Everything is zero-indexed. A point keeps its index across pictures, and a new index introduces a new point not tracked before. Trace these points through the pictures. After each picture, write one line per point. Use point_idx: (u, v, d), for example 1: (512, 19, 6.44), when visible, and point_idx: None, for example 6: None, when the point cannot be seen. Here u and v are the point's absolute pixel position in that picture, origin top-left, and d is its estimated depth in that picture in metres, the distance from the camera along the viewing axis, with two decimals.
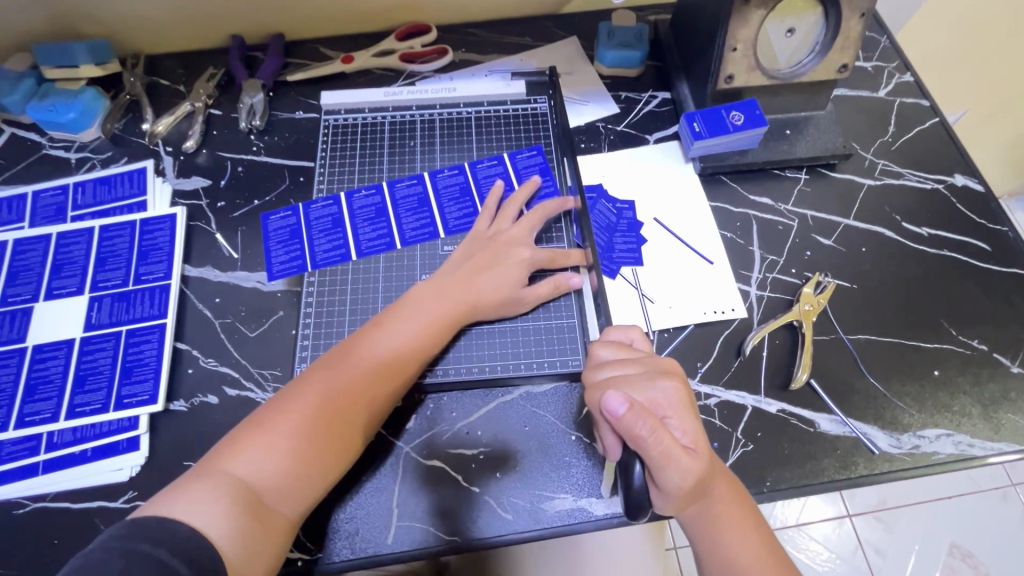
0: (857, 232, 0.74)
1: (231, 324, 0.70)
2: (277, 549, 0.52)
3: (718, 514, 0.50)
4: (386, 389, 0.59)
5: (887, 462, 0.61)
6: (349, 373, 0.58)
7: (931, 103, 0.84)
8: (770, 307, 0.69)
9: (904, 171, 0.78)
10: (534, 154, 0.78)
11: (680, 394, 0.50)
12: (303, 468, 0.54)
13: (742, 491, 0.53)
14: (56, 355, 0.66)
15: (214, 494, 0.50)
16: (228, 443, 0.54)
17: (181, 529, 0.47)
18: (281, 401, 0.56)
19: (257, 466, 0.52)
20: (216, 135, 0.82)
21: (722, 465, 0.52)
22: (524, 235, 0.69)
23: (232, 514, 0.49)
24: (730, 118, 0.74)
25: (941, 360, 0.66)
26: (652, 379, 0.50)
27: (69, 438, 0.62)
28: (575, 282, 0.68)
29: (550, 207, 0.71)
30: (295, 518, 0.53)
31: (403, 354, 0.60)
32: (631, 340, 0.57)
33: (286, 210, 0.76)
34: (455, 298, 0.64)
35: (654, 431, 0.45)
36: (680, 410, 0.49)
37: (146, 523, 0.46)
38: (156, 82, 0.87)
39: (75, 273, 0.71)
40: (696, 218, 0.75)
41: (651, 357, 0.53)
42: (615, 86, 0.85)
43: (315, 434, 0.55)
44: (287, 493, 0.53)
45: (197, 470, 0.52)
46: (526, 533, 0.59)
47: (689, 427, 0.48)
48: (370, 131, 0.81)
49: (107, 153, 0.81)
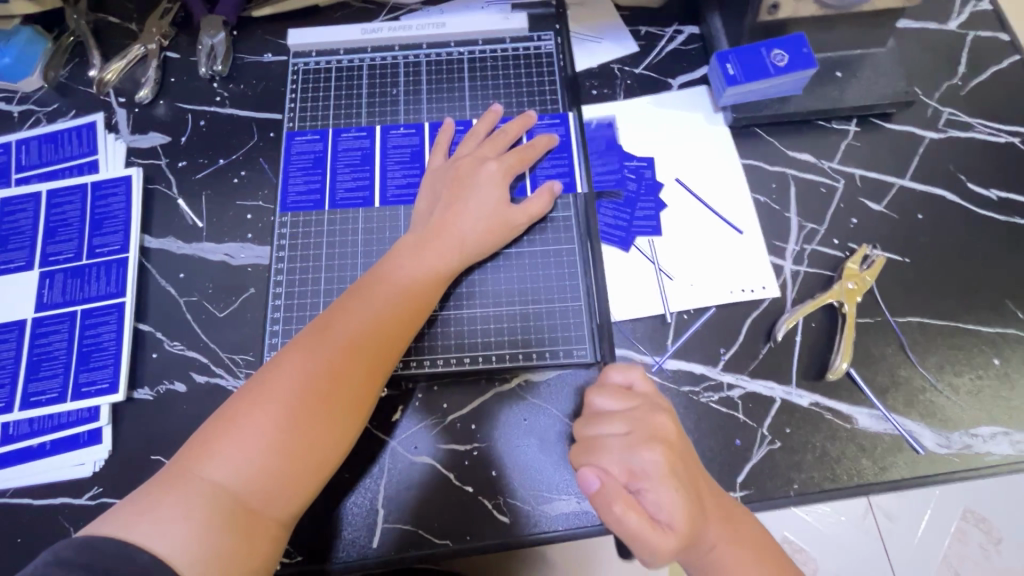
0: (913, 195, 0.64)
1: (197, 302, 0.62)
2: (265, 562, 0.46)
3: (723, 570, 0.45)
4: (377, 361, 0.52)
5: (933, 464, 0.54)
6: (330, 345, 0.51)
7: (1012, 37, 0.70)
8: (807, 285, 0.60)
9: (973, 121, 0.67)
10: (606, 123, 0.67)
11: (662, 466, 0.44)
12: (289, 464, 0.47)
13: (754, 535, 0.47)
14: (7, 339, 0.60)
15: (187, 507, 0.44)
16: (198, 442, 0.47)
17: (142, 558, 0.41)
18: (255, 388, 0.49)
19: (231, 467, 0.46)
20: (173, 84, 0.72)
21: (727, 514, 0.47)
22: (486, 157, 0.62)
23: (208, 531, 0.43)
24: (771, 58, 0.62)
25: (1002, 347, 0.58)
26: (630, 449, 0.45)
27: (25, 430, 0.57)
28: (561, 184, 0.62)
29: (511, 127, 0.64)
30: (281, 524, 0.47)
31: (391, 314, 0.54)
32: (632, 383, 0.49)
33: (314, 133, 0.68)
34: (437, 245, 0.57)
35: (618, 517, 0.42)
36: (659, 486, 0.43)
37: (106, 546, 0.41)
38: (104, 19, 0.75)
39: (23, 245, 0.64)
40: (725, 180, 0.64)
41: (643, 414, 0.47)
42: (634, 20, 0.72)
43: (296, 422, 0.48)
44: (276, 495, 0.47)
45: (169, 474, 0.46)
46: (525, 538, 0.54)
47: (670, 503, 0.43)
48: (347, 76, 0.70)
49: (54, 105, 0.71)
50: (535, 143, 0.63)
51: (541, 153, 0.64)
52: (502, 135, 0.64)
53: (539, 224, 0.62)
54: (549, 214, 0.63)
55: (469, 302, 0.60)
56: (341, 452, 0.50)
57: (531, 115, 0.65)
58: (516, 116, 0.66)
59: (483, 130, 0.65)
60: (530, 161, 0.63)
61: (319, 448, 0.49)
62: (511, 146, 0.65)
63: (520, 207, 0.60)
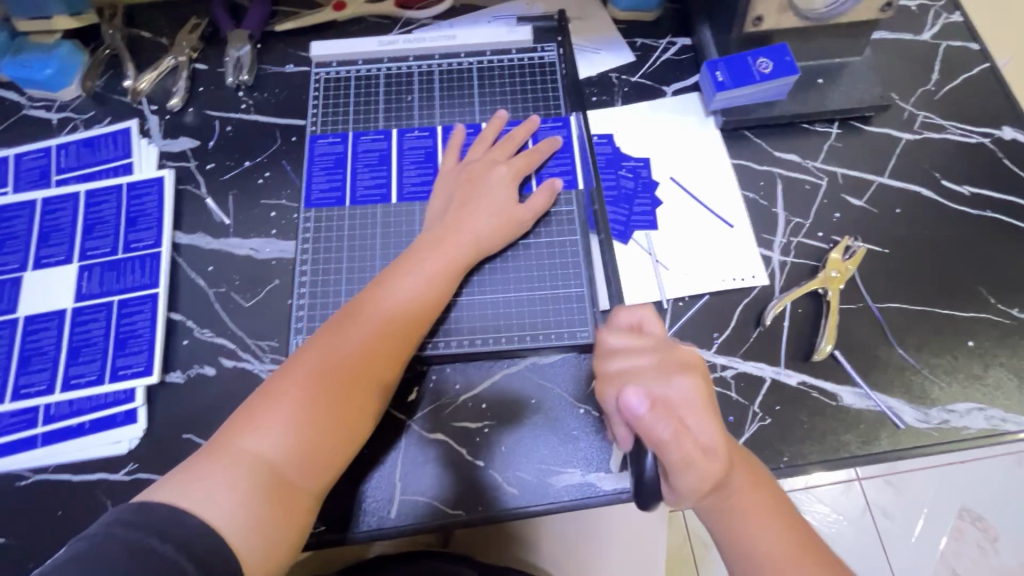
0: (891, 191, 0.68)
1: (225, 293, 0.67)
2: (299, 528, 0.49)
3: (737, 504, 0.49)
4: (400, 346, 0.56)
5: (913, 438, 0.58)
6: (358, 331, 0.55)
7: (982, 47, 0.76)
8: (794, 274, 0.65)
9: (946, 123, 0.72)
10: (606, 141, 0.71)
11: (698, 392, 0.48)
12: (321, 439, 0.51)
13: (761, 472, 0.51)
14: (48, 327, 0.64)
15: (231, 476, 0.47)
16: (238, 417, 0.51)
17: (190, 522, 0.44)
18: (289, 368, 0.53)
19: (268, 440, 0.50)
20: (201, 93, 0.77)
21: (743, 456, 0.51)
22: (496, 160, 0.67)
23: (250, 499, 0.47)
24: (757, 66, 0.68)
25: (977, 330, 0.62)
26: (667, 377, 0.49)
27: (65, 411, 0.61)
28: (562, 182, 0.66)
29: (519, 131, 0.69)
30: (314, 494, 0.51)
31: (412, 302, 0.58)
32: (643, 322, 0.54)
33: (335, 136, 0.73)
34: (454, 241, 0.62)
35: (675, 434, 0.45)
36: (698, 410, 0.47)
37: (155, 509, 0.44)
38: (137, 34, 0.81)
39: (63, 240, 0.68)
40: (716, 178, 0.69)
41: (667, 349, 0.51)
42: (630, 32, 0.78)
43: (327, 399, 0.52)
44: (309, 466, 0.50)
45: (211, 447, 0.50)
46: (534, 508, 0.57)
47: (708, 427, 0.47)
48: (364, 85, 0.76)
49: (90, 113, 0.76)
50: (540, 148, 0.68)
51: (547, 155, 0.69)
52: (511, 141, 0.69)
53: (544, 220, 0.67)
54: (552, 208, 0.67)
55: (480, 291, 0.64)
56: (365, 430, 0.54)
57: (535, 120, 0.70)
58: (523, 121, 0.71)
59: (490, 134, 0.70)
60: (536, 164, 0.68)
61: (347, 425, 0.53)
62: (518, 150, 0.70)
63: (527, 204, 0.65)
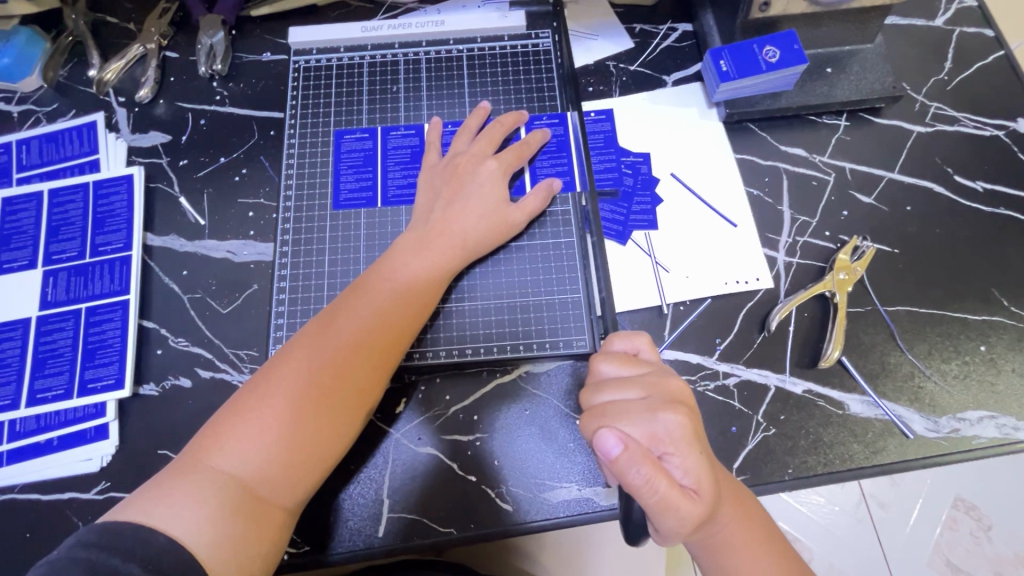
0: (901, 187, 0.65)
1: (201, 299, 0.63)
2: (273, 546, 0.46)
3: (728, 543, 0.47)
4: (380, 357, 0.53)
5: (922, 448, 0.56)
6: (337, 342, 0.52)
7: (997, 33, 0.72)
8: (800, 276, 0.62)
9: (960, 115, 0.68)
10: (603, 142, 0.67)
11: (684, 428, 0.44)
12: (298, 454, 0.48)
13: (753, 505, 0.49)
14: (12, 337, 0.61)
15: (199, 492, 0.44)
16: (209, 431, 0.48)
17: (159, 543, 0.41)
18: (261, 381, 0.50)
19: (241, 457, 0.46)
20: (173, 83, 0.72)
21: (732, 487, 0.49)
22: (481, 152, 0.63)
23: (219, 518, 0.44)
24: (763, 54, 0.64)
25: (989, 334, 0.60)
26: (651, 412, 0.45)
27: (32, 427, 0.57)
28: (561, 184, 0.62)
29: (506, 122, 0.65)
30: (292, 508, 0.48)
31: (395, 310, 0.54)
32: (638, 350, 0.51)
33: (362, 131, 0.68)
34: (439, 244, 0.58)
35: (649, 479, 0.41)
36: (683, 448, 0.44)
37: (118, 529, 0.41)
38: (102, 19, 0.75)
39: (25, 244, 0.64)
40: (719, 175, 0.66)
41: (656, 379, 0.47)
42: (628, 17, 0.74)
43: (305, 416, 0.49)
44: (281, 482, 0.47)
45: (181, 464, 0.46)
46: (530, 525, 0.55)
47: (691, 465, 0.43)
48: (346, 73, 0.71)
49: (53, 105, 0.71)
50: (529, 139, 0.64)
51: (536, 149, 0.65)
52: (496, 133, 0.64)
53: (538, 220, 0.63)
54: (549, 209, 0.64)
55: (472, 296, 0.61)
56: (345, 445, 0.51)
57: (523, 113, 0.66)
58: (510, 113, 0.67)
59: (479, 123, 0.66)
60: (526, 157, 0.64)
61: (324, 440, 0.49)
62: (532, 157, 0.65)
63: (518, 204, 0.61)
